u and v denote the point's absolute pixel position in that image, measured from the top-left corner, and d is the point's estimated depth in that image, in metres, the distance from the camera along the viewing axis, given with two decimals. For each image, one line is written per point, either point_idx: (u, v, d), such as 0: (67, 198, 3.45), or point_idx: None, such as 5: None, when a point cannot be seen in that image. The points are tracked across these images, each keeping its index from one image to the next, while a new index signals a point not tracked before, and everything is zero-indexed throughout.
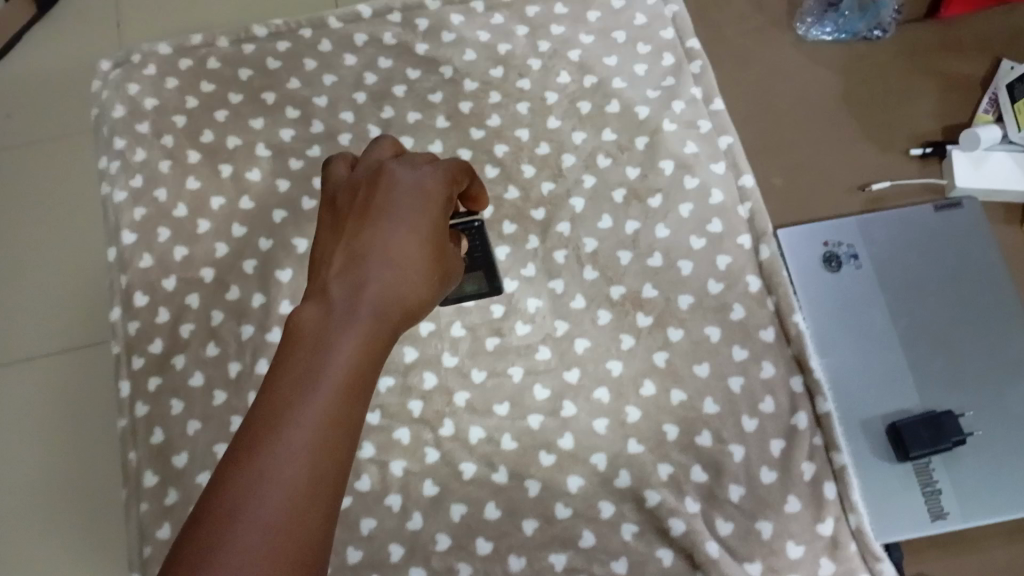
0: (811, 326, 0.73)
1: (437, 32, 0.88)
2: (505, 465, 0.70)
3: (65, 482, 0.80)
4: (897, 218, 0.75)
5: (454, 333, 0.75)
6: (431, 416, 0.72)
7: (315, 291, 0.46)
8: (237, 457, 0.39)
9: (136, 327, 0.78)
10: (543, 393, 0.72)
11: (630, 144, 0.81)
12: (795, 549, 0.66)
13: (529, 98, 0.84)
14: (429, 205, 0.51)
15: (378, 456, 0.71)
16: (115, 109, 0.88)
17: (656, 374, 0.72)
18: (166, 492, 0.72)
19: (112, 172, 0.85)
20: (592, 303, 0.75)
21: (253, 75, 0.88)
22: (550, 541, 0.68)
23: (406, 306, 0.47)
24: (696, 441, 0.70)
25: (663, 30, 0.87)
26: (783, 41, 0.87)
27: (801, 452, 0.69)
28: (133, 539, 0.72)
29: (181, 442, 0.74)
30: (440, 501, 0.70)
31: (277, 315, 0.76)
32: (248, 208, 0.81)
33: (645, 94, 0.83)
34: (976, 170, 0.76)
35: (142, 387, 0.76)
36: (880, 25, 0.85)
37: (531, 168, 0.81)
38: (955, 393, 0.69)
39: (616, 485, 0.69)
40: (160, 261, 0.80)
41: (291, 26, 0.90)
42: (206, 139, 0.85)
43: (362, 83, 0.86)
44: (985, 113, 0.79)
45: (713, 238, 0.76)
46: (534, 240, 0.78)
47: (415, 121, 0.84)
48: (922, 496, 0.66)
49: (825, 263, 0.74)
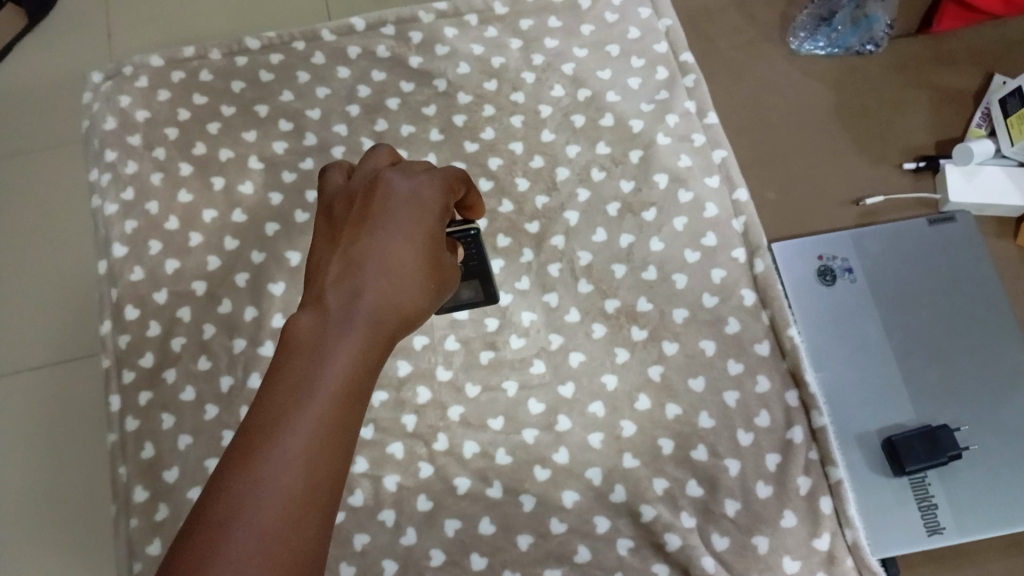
0: (806, 339, 0.73)
1: (430, 45, 0.88)
2: (500, 480, 0.70)
3: (54, 497, 0.78)
4: (890, 232, 0.76)
5: (448, 347, 0.74)
6: (425, 431, 0.71)
7: (311, 299, 0.46)
8: (233, 464, 0.39)
9: (126, 341, 0.77)
10: (537, 407, 0.72)
11: (624, 157, 0.81)
12: (791, 564, 0.66)
13: (523, 111, 0.84)
14: (426, 214, 0.51)
15: (371, 471, 0.70)
16: (106, 122, 0.87)
17: (651, 388, 0.72)
18: (157, 508, 0.71)
19: (103, 184, 0.84)
20: (586, 317, 0.75)
21: (246, 88, 0.87)
22: (545, 556, 0.67)
23: (403, 314, 0.47)
24: (691, 456, 0.70)
25: (657, 43, 0.87)
26: (776, 55, 0.87)
27: (797, 465, 0.68)
28: (123, 556, 0.71)
29: (171, 457, 0.73)
30: (433, 517, 0.69)
31: (269, 328, 0.76)
32: (240, 221, 0.81)
33: (639, 107, 0.84)
34: (970, 184, 0.76)
35: (132, 402, 0.75)
36: (873, 39, 0.86)
37: (525, 181, 0.81)
38: (950, 406, 0.69)
39: (611, 500, 0.69)
40: (151, 274, 0.79)
41: (284, 38, 0.89)
42: (198, 151, 0.84)
43: (355, 95, 0.86)
44: (978, 128, 0.80)
45: (707, 251, 0.76)
46: (529, 253, 0.78)
47: (409, 133, 0.84)
48: (918, 510, 0.66)
49: (819, 275, 0.74)
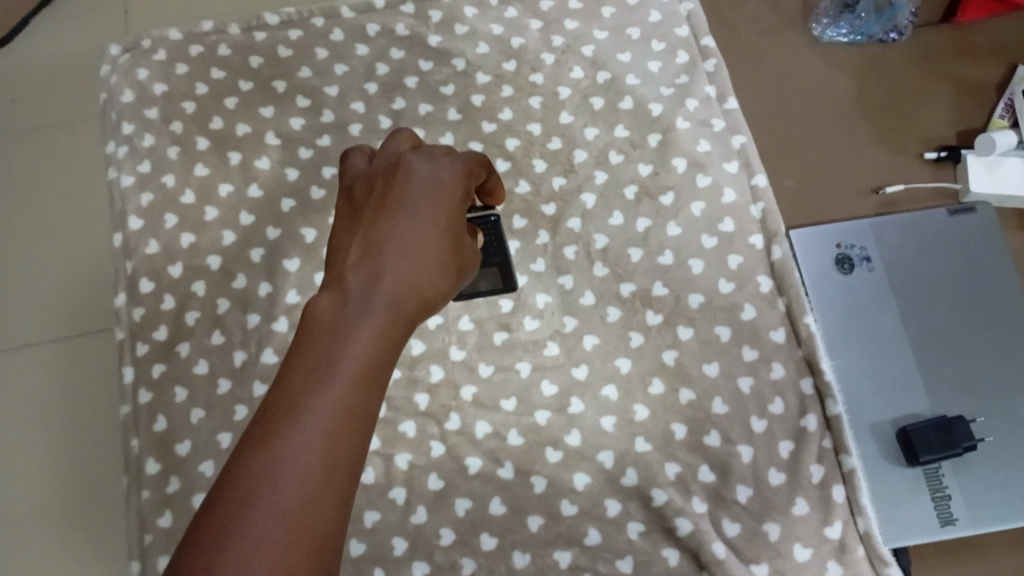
0: (822, 328, 0.72)
1: (450, 25, 0.87)
2: (511, 461, 0.70)
3: (59, 474, 0.79)
4: (911, 220, 0.75)
5: (461, 327, 0.74)
6: (437, 410, 0.71)
7: (331, 281, 0.46)
8: (254, 442, 0.39)
9: (140, 314, 0.77)
10: (550, 389, 0.72)
11: (642, 141, 0.81)
12: (802, 552, 0.66)
13: (541, 93, 0.84)
14: (447, 199, 0.50)
15: (383, 449, 0.70)
16: (123, 95, 0.87)
17: (665, 373, 0.72)
18: (168, 480, 0.72)
19: (119, 157, 0.84)
20: (601, 301, 0.74)
21: (264, 63, 0.87)
22: (556, 538, 0.67)
23: (424, 297, 0.47)
24: (704, 442, 0.69)
25: (678, 27, 0.86)
26: (798, 42, 0.86)
27: (810, 454, 0.68)
28: (134, 528, 0.71)
29: (184, 431, 0.73)
30: (444, 496, 0.69)
31: (283, 305, 0.76)
32: (256, 197, 0.81)
33: (658, 92, 0.83)
34: (991, 175, 0.76)
35: (146, 374, 0.75)
36: (897, 27, 0.84)
37: (542, 163, 0.80)
38: (966, 397, 0.68)
39: (622, 484, 0.69)
40: (166, 248, 0.79)
41: (303, 15, 0.89)
42: (215, 126, 0.84)
43: (373, 73, 0.85)
44: (1001, 118, 0.79)
45: (724, 237, 0.76)
46: (544, 235, 0.77)
47: (426, 113, 0.83)
48: (931, 501, 0.65)
49: (837, 264, 0.74)
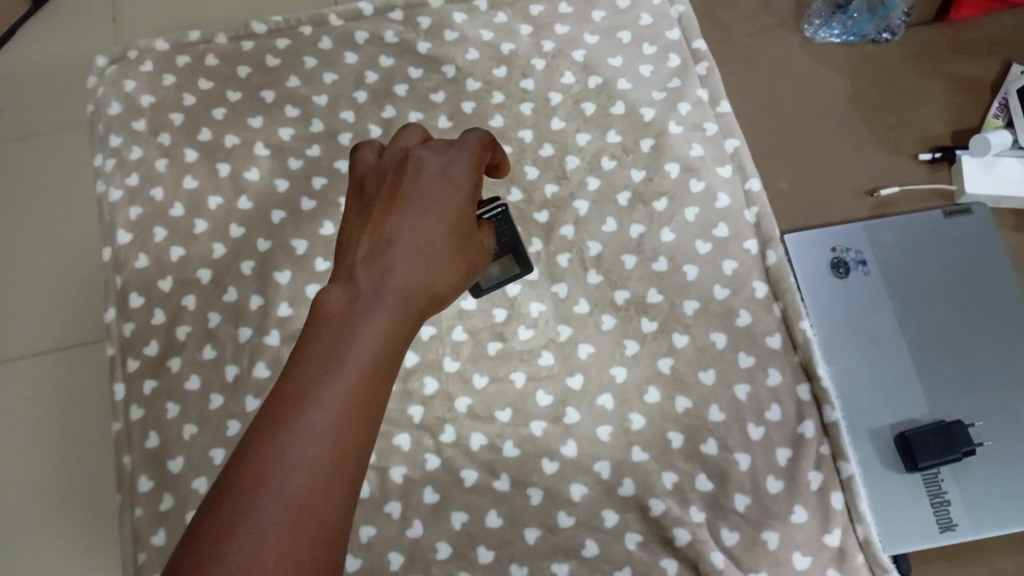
0: (819, 332, 0.72)
1: (439, 31, 0.87)
2: (507, 472, 0.69)
3: (53, 487, 0.78)
4: (906, 222, 0.74)
5: (455, 338, 0.74)
6: (432, 422, 0.71)
7: (341, 275, 0.45)
8: (262, 433, 0.38)
9: (131, 329, 0.77)
10: (545, 399, 0.71)
11: (635, 146, 0.80)
12: (802, 560, 0.65)
13: (533, 98, 0.83)
14: (457, 192, 0.49)
15: (378, 463, 0.70)
16: (111, 107, 0.86)
17: (661, 381, 0.71)
18: (162, 497, 0.71)
19: (108, 170, 0.83)
20: (595, 308, 0.74)
21: (252, 72, 0.86)
22: (554, 550, 0.67)
23: (433, 292, 0.46)
24: (701, 449, 0.69)
25: (670, 30, 0.86)
26: (790, 42, 0.86)
27: (808, 461, 0.68)
28: (128, 544, 0.70)
29: (177, 447, 0.72)
30: (441, 509, 0.68)
31: (274, 317, 0.75)
32: (246, 208, 0.80)
33: (651, 96, 0.82)
34: (987, 175, 0.75)
35: (137, 390, 0.75)
36: (889, 27, 0.84)
37: (534, 169, 0.80)
38: (965, 401, 0.68)
39: (619, 493, 0.68)
40: (157, 261, 0.79)
41: (291, 23, 0.88)
42: (204, 137, 0.83)
43: (362, 81, 0.85)
44: (995, 118, 0.78)
45: (719, 242, 0.75)
46: (537, 243, 0.77)
47: (417, 121, 0.82)
48: (930, 507, 0.65)
49: (832, 268, 0.73)
